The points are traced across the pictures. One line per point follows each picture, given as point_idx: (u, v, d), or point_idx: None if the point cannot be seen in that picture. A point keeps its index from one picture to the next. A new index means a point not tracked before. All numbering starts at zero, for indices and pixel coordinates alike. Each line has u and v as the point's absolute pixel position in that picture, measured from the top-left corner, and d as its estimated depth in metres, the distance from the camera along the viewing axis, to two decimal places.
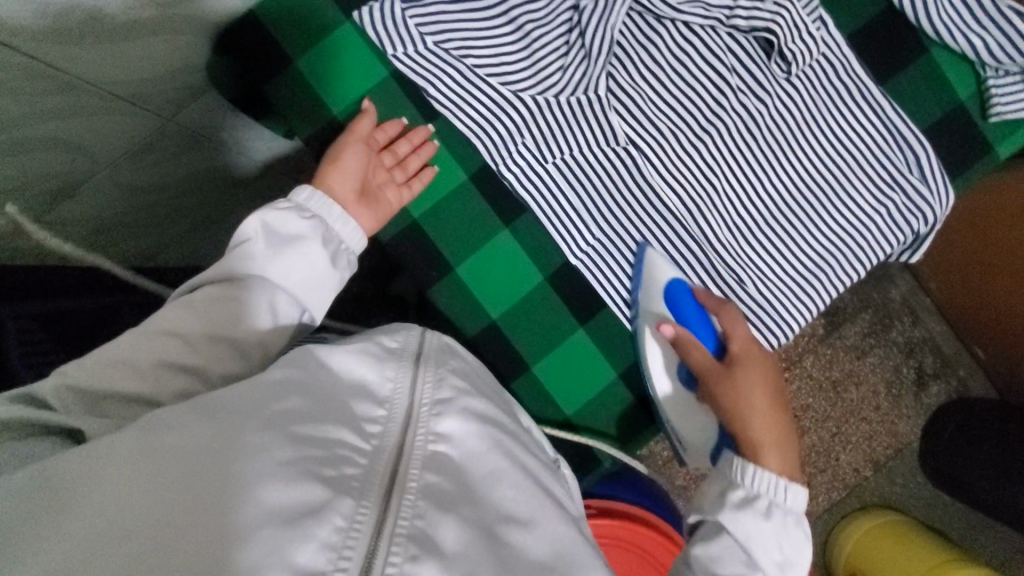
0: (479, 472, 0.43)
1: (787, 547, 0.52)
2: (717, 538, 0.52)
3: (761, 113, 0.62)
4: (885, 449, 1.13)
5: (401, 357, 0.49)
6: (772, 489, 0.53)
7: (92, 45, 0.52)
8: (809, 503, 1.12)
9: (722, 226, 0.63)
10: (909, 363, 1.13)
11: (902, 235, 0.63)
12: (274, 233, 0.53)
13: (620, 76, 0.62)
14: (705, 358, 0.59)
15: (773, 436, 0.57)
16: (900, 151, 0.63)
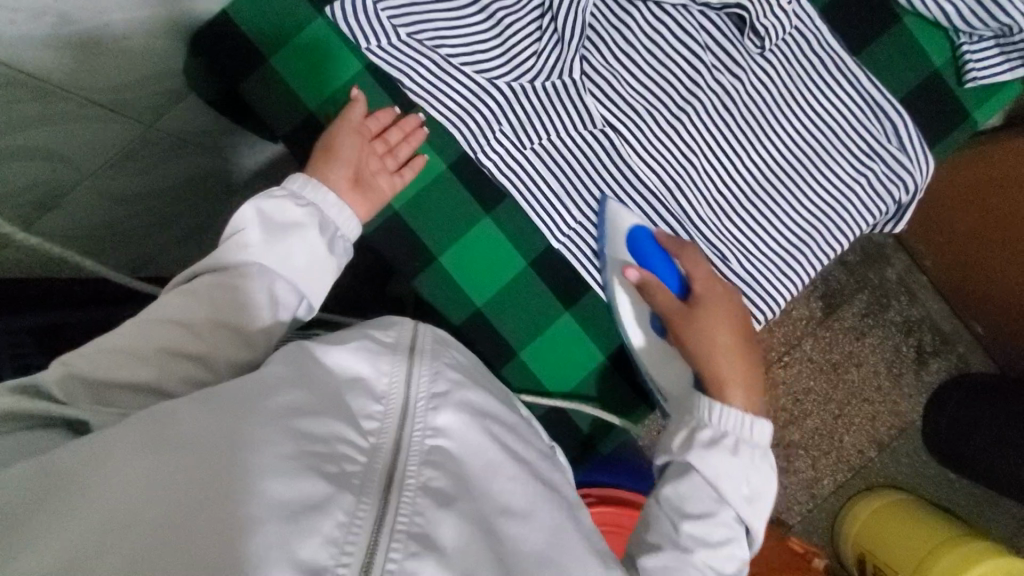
0: (478, 465, 0.43)
1: (756, 481, 0.54)
2: (685, 477, 0.53)
3: (736, 89, 0.62)
4: (888, 429, 1.13)
5: (395, 351, 0.48)
6: (734, 424, 0.55)
7: (63, 48, 0.53)
8: (815, 487, 1.12)
9: (702, 203, 0.63)
10: (908, 342, 1.13)
11: (883, 205, 0.64)
12: (274, 222, 0.53)
13: (594, 58, 0.62)
14: (670, 300, 0.59)
15: (737, 373, 0.58)
16: (878, 121, 0.63)
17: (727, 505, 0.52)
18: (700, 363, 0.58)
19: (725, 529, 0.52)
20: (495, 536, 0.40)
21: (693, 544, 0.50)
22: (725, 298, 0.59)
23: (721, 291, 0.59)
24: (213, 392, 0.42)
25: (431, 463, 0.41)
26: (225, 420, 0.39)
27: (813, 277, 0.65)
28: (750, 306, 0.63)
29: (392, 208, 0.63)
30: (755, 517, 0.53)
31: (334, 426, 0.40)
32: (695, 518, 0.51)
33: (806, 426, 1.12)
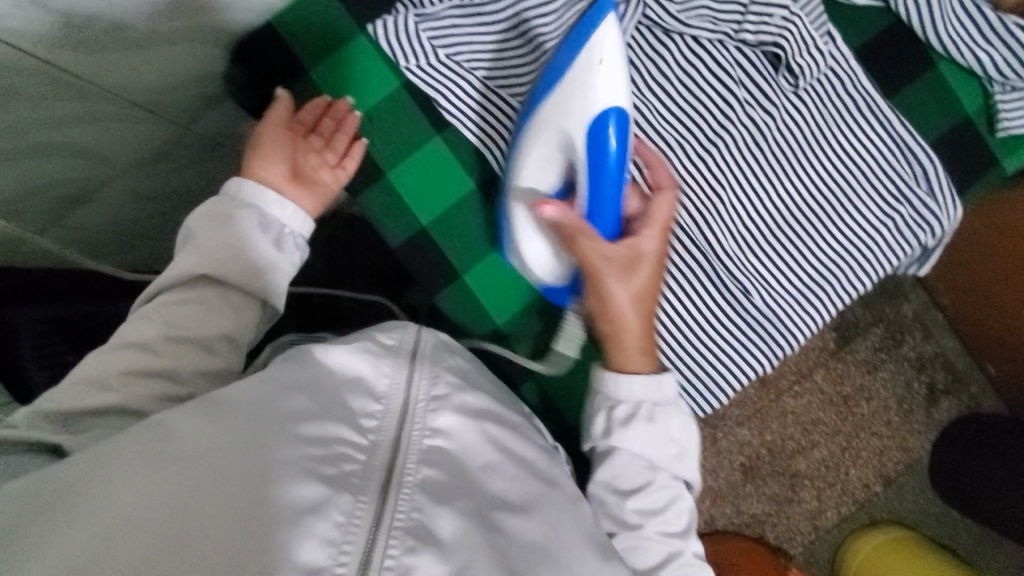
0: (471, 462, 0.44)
1: (681, 437, 0.59)
2: (613, 460, 0.57)
3: (768, 126, 0.63)
4: (896, 464, 1.11)
5: (397, 355, 0.49)
6: (647, 392, 0.57)
7: (108, 52, 0.54)
8: (819, 518, 1.11)
9: (728, 236, 0.63)
10: (920, 378, 1.12)
11: (909, 248, 0.64)
12: (214, 229, 0.55)
13: (627, 87, 0.62)
14: (597, 245, 0.56)
15: (640, 325, 0.58)
16: (908, 165, 0.63)
17: (657, 468, 0.58)
18: (603, 312, 0.58)
19: (665, 492, 0.58)
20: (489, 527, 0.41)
21: (641, 520, 0.57)
22: (652, 249, 0.58)
23: (651, 241, 0.58)
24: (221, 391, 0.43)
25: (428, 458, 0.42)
26: (239, 421, 0.40)
27: (835, 316, 0.65)
28: (768, 340, 0.64)
29: (422, 223, 0.63)
30: (688, 469, 0.60)
31: (342, 428, 0.42)
32: (640, 495, 0.57)
33: (812, 456, 1.11)
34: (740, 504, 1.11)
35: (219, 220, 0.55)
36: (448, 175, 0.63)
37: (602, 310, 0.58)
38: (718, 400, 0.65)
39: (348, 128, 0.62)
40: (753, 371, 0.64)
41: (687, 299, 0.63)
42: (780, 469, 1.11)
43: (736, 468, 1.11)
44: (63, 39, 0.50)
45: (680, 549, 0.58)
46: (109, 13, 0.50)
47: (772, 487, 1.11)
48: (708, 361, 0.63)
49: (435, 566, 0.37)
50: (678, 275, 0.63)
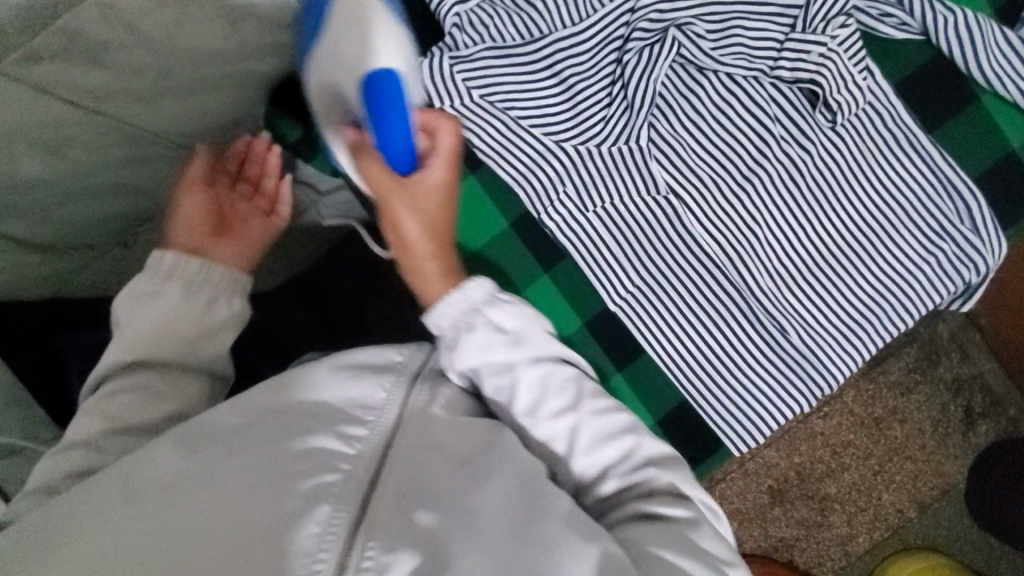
0: (458, 460, 0.47)
1: (511, 322, 0.56)
2: (490, 380, 0.56)
3: (805, 162, 0.62)
4: (931, 490, 1.08)
5: (399, 373, 0.53)
6: (453, 306, 0.55)
7: (152, 102, 0.56)
8: (848, 543, 1.09)
9: (763, 273, 0.63)
10: (956, 401, 1.08)
11: (952, 286, 0.62)
12: (145, 301, 0.57)
13: (662, 126, 0.63)
14: (381, 173, 0.56)
15: (428, 250, 0.58)
16: (951, 202, 0.62)
17: (515, 364, 0.55)
18: (398, 240, 0.59)
19: (532, 381, 0.55)
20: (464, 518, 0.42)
21: (530, 424, 0.55)
22: (439, 180, 0.57)
23: (433, 171, 0.57)
24: (256, 396, 0.49)
25: (421, 462, 0.45)
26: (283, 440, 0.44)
27: (875, 355, 0.64)
28: (807, 380, 0.63)
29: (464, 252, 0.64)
30: (545, 346, 0.56)
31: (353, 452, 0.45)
32: (515, 399, 0.55)
33: (843, 479, 1.09)
34: (768, 528, 1.09)
35: (149, 291, 0.58)
36: (480, 209, 0.64)
37: (395, 237, 0.59)
38: (755, 439, 0.64)
39: (274, 171, 0.65)
40: (790, 411, 0.63)
41: (722, 336, 0.63)
42: (809, 493, 1.09)
43: (764, 491, 1.09)
44: (109, 91, 0.51)
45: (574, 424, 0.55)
46: (155, 66, 0.52)
47: (800, 511, 1.09)
48: (744, 400, 0.63)
49: (408, 562, 0.39)
50: (713, 312, 0.63)
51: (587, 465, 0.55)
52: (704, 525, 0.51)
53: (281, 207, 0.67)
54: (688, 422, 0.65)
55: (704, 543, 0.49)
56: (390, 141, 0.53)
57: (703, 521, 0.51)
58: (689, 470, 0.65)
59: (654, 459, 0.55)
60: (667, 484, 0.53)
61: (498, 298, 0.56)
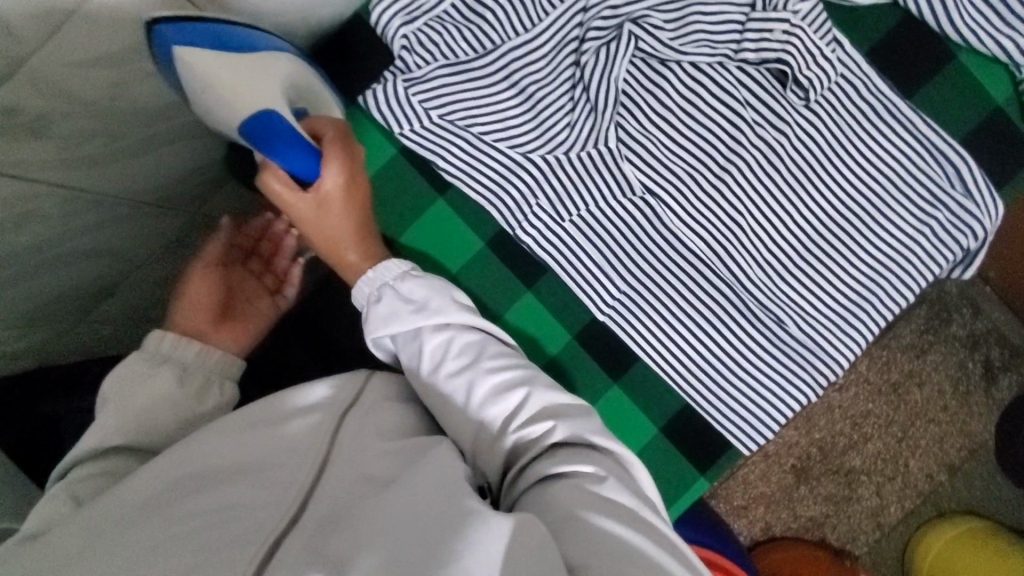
0: (373, 480, 0.44)
1: (419, 291, 0.55)
2: (406, 342, 0.56)
3: (782, 145, 0.60)
4: (958, 451, 1.05)
5: (331, 407, 0.50)
6: (370, 281, 0.56)
7: (108, 164, 0.55)
8: (881, 514, 1.06)
9: (752, 265, 0.61)
10: (974, 358, 1.04)
11: (950, 254, 0.60)
12: (135, 382, 0.54)
13: (630, 124, 0.60)
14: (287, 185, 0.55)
15: (348, 245, 0.58)
16: (939, 167, 0.60)
17: (423, 329, 0.55)
18: (319, 241, 0.58)
19: (438, 346, 0.54)
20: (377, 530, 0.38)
21: (434, 389, 0.54)
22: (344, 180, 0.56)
23: (327, 173, 0.55)
24: (215, 439, 0.46)
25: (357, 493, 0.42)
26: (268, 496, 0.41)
27: (878, 335, 0.61)
28: (810, 369, 0.61)
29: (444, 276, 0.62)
30: (451, 313, 0.55)
31: (310, 491, 0.42)
32: (420, 359, 0.54)
33: (867, 450, 1.06)
34: (796, 508, 1.07)
35: (140, 373, 0.55)
36: (451, 231, 0.62)
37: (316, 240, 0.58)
38: (764, 435, 0.62)
39: (287, 252, 0.69)
40: (798, 402, 0.61)
41: (717, 333, 0.61)
42: (834, 468, 1.06)
43: (788, 471, 1.07)
44: (62, 161, 0.50)
45: (473, 379, 0.53)
46: (103, 127, 0.51)
47: (827, 488, 1.06)
48: (748, 396, 0.61)
49: None
50: (704, 309, 0.61)
51: (490, 430, 0.52)
52: (612, 478, 0.46)
53: (288, 288, 0.68)
54: (695, 422, 0.63)
55: (607, 494, 0.45)
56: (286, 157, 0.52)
57: (613, 476, 0.47)
58: (700, 476, 0.63)
59: (560, 416, 0.52)
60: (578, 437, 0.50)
61: (407, 272, 0.56)
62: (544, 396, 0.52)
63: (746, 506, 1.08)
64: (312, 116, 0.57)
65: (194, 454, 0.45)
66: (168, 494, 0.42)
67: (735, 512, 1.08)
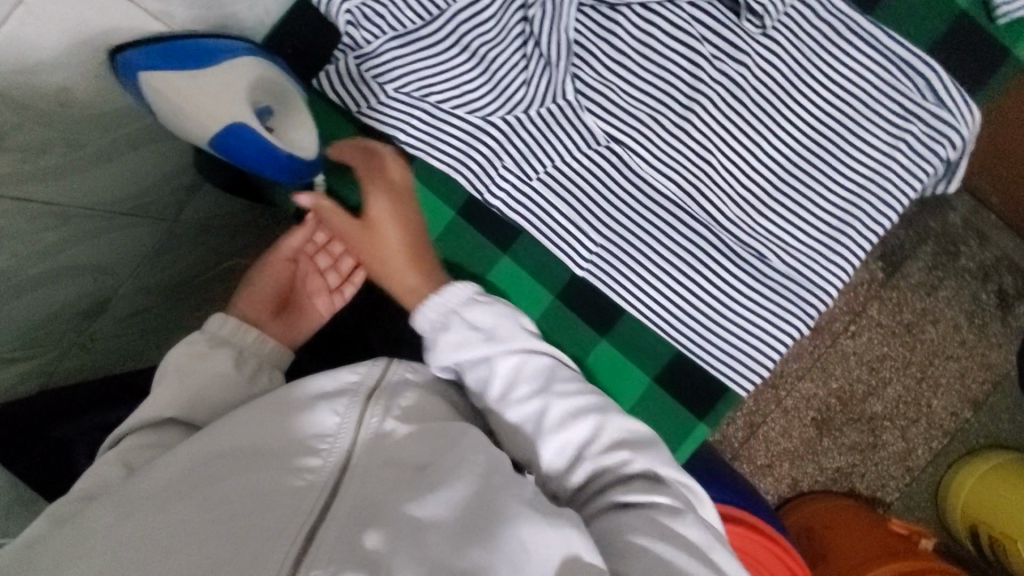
0: (410, 471, 0.45)
1: (486, 320, 0.54)
2: (471, 368, 0.55)
3: (744, 76, 0.58)
4: (981, 384, 1.02)
5: (354, 394, 0.49)
6: (434, 309, 0.55)
7: (75, 174, 0.55)
8: (908, 459, 1.04)
9: (726, 201, 0.59)
10: (987, 288, 1.02)
11: (929, 167, 0.58)
12: (186, 371, 0.54)
13: (586, 74, 0.59)
14: (342, 219, 0.58)
15: (400, 266, 0.57)
16: (909, 78, 0.58)
17: (489, 358, 0.54)
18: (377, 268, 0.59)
19: (506, 372, 0.54)
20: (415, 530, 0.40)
21: (498, 417, 0.53)
22: (385, 207, 0.57)
23: (376, 203, 0.57)
24: (222, 430, 0.46)
25: (370, 474, 0.43)
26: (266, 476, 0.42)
27: (865, 258, 0.60)
28: (798, 301, 0.60)
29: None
30: (520, 340, 0.54)
31: (328, 478, 0.43)
32: (486, 387, 0.54)
33: (887, 395, 1.04)
34: (821, 461, 1.05)
35: (190, 362, 0.54)
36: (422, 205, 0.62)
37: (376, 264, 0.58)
38: (760, 374, 0.60)
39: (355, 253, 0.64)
40: (791, 337, 0.60)
41: (699, 275, 0.60)
42: (855, 416, 1.04)
43: (809, 425, 1.05)
44: (27, 174, 0.50)
45: (543, 409, 0.52)
46: (62, 137, 0.51)
47: (850, 436, 1.04)
48: (739, 335, 0.60)
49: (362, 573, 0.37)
50: (683, 252, 0.60)
51: (559, 459, 0.52)
52: (688, 512, 0.47)
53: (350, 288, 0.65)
54: (693, 372, 0.62)
55: (682, 530, 0.45)
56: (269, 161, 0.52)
57: (689, 510, 0.47)
58: (700, 422, 0.61)
59: (633, 448, 0.51)
60: (656, 472, 0.50)
61: (472, 298, 0.55)
62: (618, 426, 0.52)
63: (769, 464, 1.06)
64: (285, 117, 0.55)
65: (191, 446, 0.45)
66: (162, 483, 0.42)
67: (759, 471, 1.06)
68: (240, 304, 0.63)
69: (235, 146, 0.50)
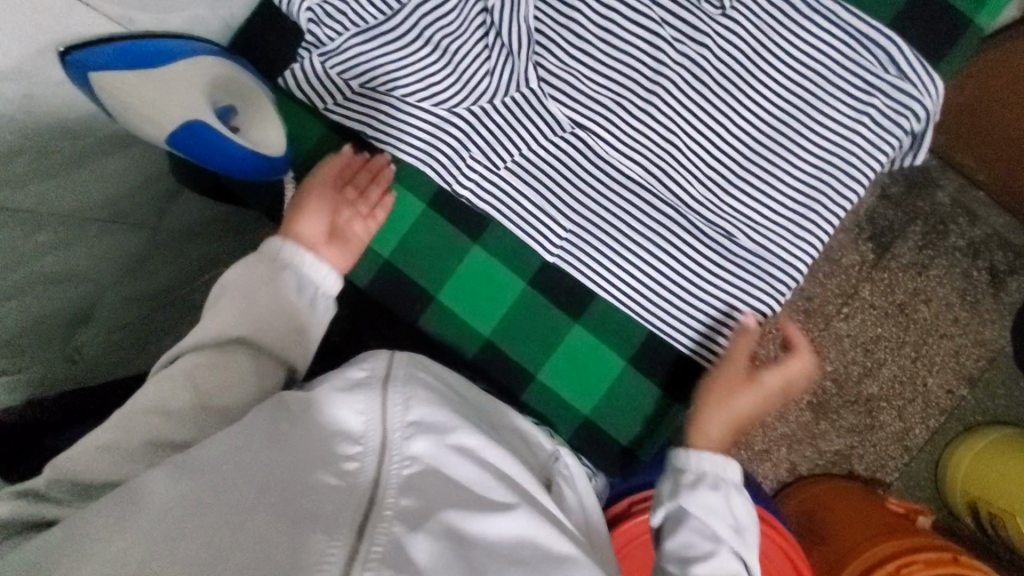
0: (450, 485, 0.42)
1: (743, 515, 0.52)
2: (685, 528, 0.51)
3: (705, 57, 0.59)
4: (976, 361, 1.01)
5: (369, 386, 0.48)
6: (716, 464, 0.53)
7: (38, 176, 0.54)
8: (906, 439, 1.03)
9: (692, 181, 0.60)
10: (977, 265, 1.01)
11: (894, 139, 0.59)
12: (250, 287, 0.52)
13: (549, 61, 0.60)
14: (740, 358, 0.59)
15: (725, 432, 0.56)
16: (868, 52, 0.58)
17: (721, 542, 0.50)
18: (700, 408, 0.57)
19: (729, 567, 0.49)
20: (465, 547, 0.38)
21: None
22: (773, 385, 0.59)
23: (772, 378, 0.58)
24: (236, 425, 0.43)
25: (421, 475, 0.42)
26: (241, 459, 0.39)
27: (833, 233, 0.60)
28: (767, 278, 0.60)
29: (378, 256, 0.63)
30: (748, 551, 0.51)
31: (368, 472, 0.40)
32: (700, 560, 0.49)
33: (882, 375, 1.02)
34: (818, 444, 1.04)
35: (253, 278, 0.53)
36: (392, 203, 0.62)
37: (705, 407, 0.57)
38: None
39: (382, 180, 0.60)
40: (762, 313, 0.61)
41: (667, 257, 0.61)
42: (851, 398, 1.03)
43: (805, 409, 1.04)
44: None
45: None
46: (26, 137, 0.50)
47: (848, 418, 1.03)
48: (708, 313, 0.61)
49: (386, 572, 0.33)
50: (652, 233, 0.61)
51: None
52: None
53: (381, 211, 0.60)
54: (668, 354, 0.63)
55: None
56: (232, 153, 0.53)
57: None
58: (675, 403, 0.62)
59: None
60: None
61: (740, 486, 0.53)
62: None
63: (768, 449, 1.05)
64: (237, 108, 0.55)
65: (217, 439, 0.42)
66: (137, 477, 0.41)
67: (757, 457, 1.05)
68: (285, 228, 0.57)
69: (196, 143, 0.51)
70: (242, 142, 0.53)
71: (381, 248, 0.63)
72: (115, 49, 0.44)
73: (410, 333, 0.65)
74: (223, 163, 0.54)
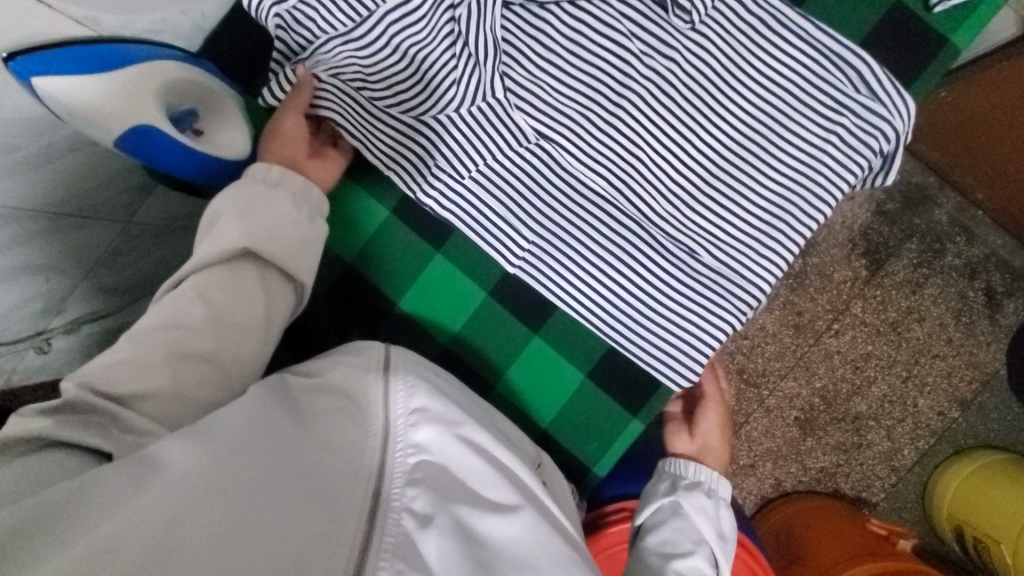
0: (456, 481, 0.47)
1: (728, 528, 0.60)
2: (670, 523, 0.59)
3: (672, 73, 0.58)
4: (969, 383, 0.98)
5: (372, 368, 0.51)
6: (709, 475, 0.62)
7: (28, 172, 0.54)
8: (894, 459, 1.00)
9: (657, 197, 0.60)
10: (975, 285, 0.97)
11: (865, 160, 0.57)
12: (253, 209, 0.54)
13: (516, 72, 0.60)
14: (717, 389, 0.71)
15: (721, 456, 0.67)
16: (840, 71, 0.57)
17: (704, 545, 0.57)
18: (709, 438, 0.66)
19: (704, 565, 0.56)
20: (471, 538, 0.43)
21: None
22: None
23: None
24: (236, 408, 0.45)
25: (426, 468, 0.46)
26: (204, 451, 0.39)
27: (800, 253, 0.59)
28: (730, 296, 0.59)
29: (346, 260, 0.65)
30: (723, 559, 0.58)
31: (375, 458, 0.44)
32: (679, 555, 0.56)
33: (871, 394, 1.00)
34: (804, 460, 1.01)
35: (253, 201, 0.55)
36: (361, 212, 0.64)
37: (710, 436, 0.66)
38: (694, 369, 0.61)
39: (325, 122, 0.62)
40: (725, 332, 0.60)
41: (630, 271, 0.60)
42: (839, 416, 1.00)
43: (791, 424, 1.01)
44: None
45: None
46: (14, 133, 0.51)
47: (835, 436, 1.00)
48: (672, 329, 0.60)
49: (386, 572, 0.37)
50: (616, 247, 0.60)
51: None
52: None
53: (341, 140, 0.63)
54: (630, 366, 0.63)
55: None
56: (182, 152, 0.55)
57: None
58: (633, 418, 0.63)
59: None
60: None
61: (727, 504, 0.62)
62: None
63: (752, 464, 1.02)
64: (189, 113, 0.57)
65: (214, 420, 0.43)
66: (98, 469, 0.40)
67: (740, 474, 1.02)
68: (266, 153, 0.58)
69: (150, 144, 0.52)
70: (193, 146, 0.56)
71: (349, 248, 0.64)
72: (67, 54, 0.45)
73: (380, 329, 0.65)
74: (177, 167, 0.56)
